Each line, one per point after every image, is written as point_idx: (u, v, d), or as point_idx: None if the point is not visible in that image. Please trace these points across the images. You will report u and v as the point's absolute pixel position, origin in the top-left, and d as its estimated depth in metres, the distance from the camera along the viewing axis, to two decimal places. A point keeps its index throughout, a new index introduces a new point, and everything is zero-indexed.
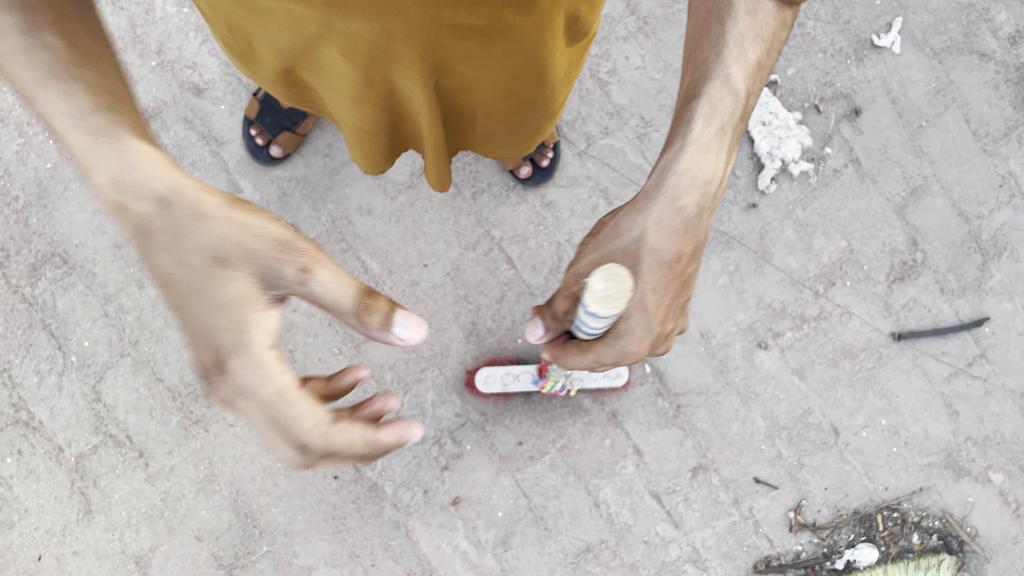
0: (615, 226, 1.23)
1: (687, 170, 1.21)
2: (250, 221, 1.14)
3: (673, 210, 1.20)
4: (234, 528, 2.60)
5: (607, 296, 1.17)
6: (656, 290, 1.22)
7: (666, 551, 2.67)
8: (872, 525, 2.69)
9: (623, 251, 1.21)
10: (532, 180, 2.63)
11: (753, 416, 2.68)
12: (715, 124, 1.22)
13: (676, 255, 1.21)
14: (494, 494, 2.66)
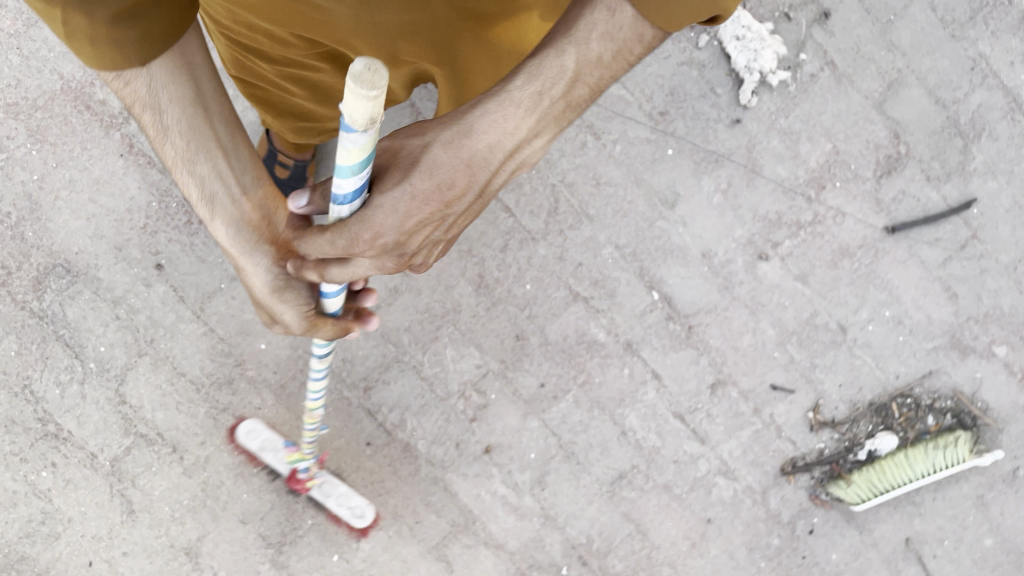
0: (411, 131, 1.38)
1: (496, 113, 1.37)
2: (276, 293, 1.58)
3: (461, 134, 1.36)
4: (277, 507, 2.66)
5: (370, 76, 1.00)
6: (415, 208, 1.37)
7: (696, 467, 2.77)
8: (889, 414, 2.80)
9: (408, 151, 1.37)
10: None
11: (763, 326, 2.75)
12: (530, 88, 1.37)
13: (444, 180, 1.36)
14: (524, 437, 2.73)
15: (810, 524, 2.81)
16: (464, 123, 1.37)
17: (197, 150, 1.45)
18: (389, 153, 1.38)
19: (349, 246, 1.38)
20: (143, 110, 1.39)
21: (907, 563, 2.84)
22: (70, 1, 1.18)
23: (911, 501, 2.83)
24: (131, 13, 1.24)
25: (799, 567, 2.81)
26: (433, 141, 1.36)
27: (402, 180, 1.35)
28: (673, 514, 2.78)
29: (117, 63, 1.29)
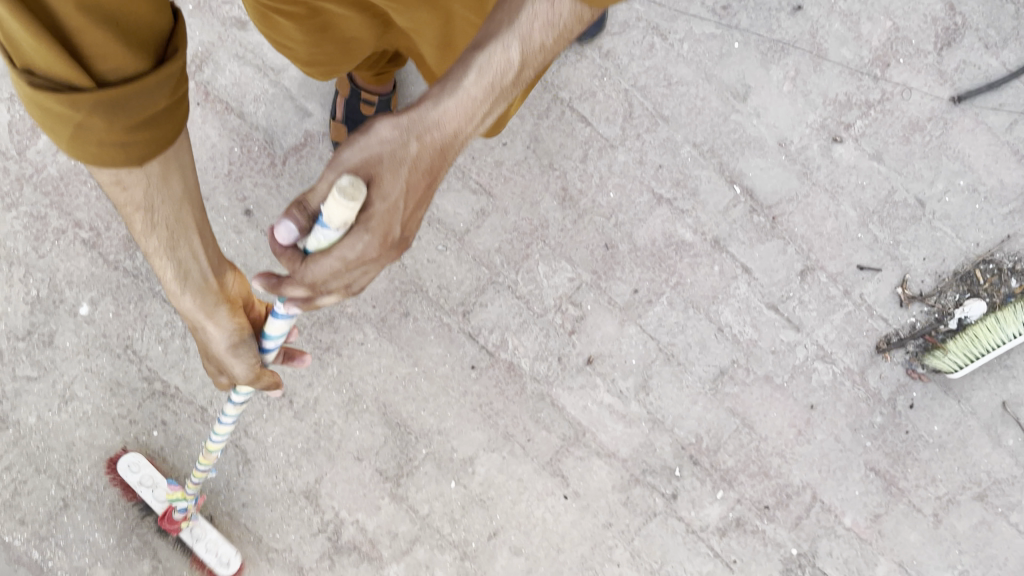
0: (388, 126, 1.33)
1: (461, 102, 1.37)
2: (232, 347, 1.66)
3: (431, 131, 1.36)
4: (390, 441, 2.66)
5: (351, 191, 1.26)
6: (387, 214, 1.40)
7: (794, 355, 2.81)
8: (974, 281, 2.84)
9: (386, 155, 1.34)
10: (587, 34, 2.64)
11: (844, 209, 2.79)
12: (486, 80, 1.37)
13: (421, 174, 1.39)
14: (624, 344, 2.76)
15: (909, 399, 2.85)
16: (427, 122, 1.36)
17: (173, 240, 1.43)
18: (370, 160, 1.33)
19: (365, 252, 1.38)
20: (135, 212, 1.35)
21: (1006, 428, 2.89)
22: (93, 108, 1.13)
23: (1003, 366, 2.89)
24: (142, 122, 1.20)
25: (903, 442, 2.86)
26: (410, 141, 1.35)
27: (387, 186, 1.35)
28: (777, 404, 2.81)
29: (124, 165, 1.23)
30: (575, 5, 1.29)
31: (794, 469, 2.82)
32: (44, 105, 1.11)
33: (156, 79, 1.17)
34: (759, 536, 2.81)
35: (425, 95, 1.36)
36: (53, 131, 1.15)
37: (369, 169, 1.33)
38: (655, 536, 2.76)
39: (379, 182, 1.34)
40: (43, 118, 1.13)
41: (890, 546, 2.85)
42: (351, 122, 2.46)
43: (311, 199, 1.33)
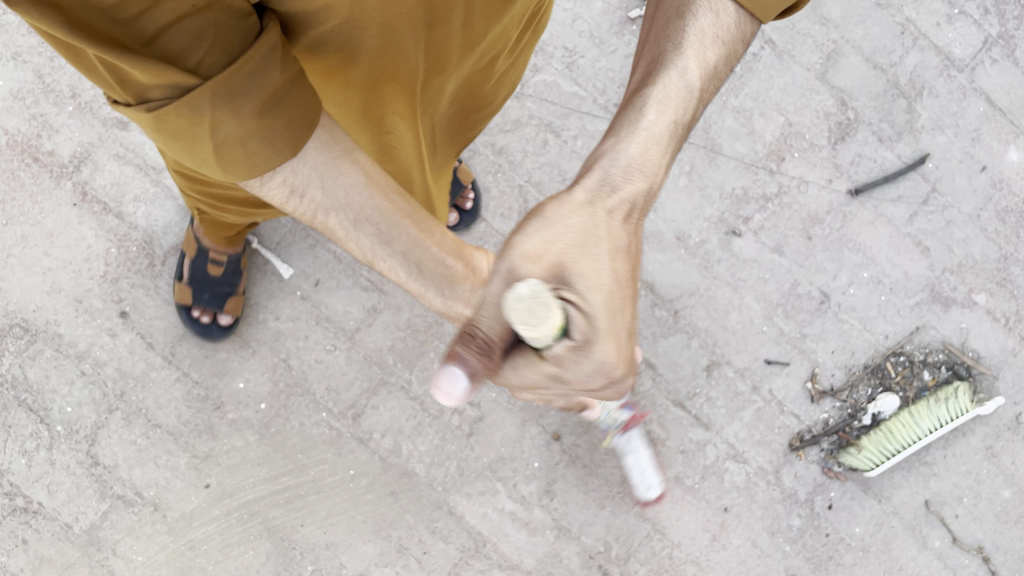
0: (568, 202, 1.19)
1: (628, 158, 1.26)
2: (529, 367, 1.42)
3: (617, 191, 1.23)
4: (273, 558, 2.47)
5: (529, 309, 1.06)
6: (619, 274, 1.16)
7: (705, 455, 2.70)
8: (886, 374, 2.77)
9: (579, 229, 1.16)
10: (462, 224, 2.63)
11: (747, 302, 2.74)
12: (667, 114, 1.28)
13: (625, 250, 1.19)
14: (525, 446, 2.64)
15: (828, 499, 2.72)
16: (611, 185, 1.23)
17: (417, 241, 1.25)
18: (550, 239, 1.15)
19: (598, 359, 1.15)
20: (320, 218, 1.17)
21: (930, 528, 2.75)
22: (212, 103, 0.95)
23: (923, 462, 2.77)
24: (273, 103, 1.01)
25: (824, 546, 2.71)
26: (595, 210, 1.19)
27: (600, 258, 1.15)
28: (689, 507, 2.68)
29: (282, 160, 1.07)
30: (740, 10, 1.29)
31: None
32: (170, 127, 0.97)
33: (259, 52, 0.96)
34: None
35: (596, 159, 1.26)
36: (202, 157, 1.03)
37: (568, 246, 1.15)
38: None
39: (570, 260, 1.14)
40: (182, 146, 1.02)
41: None
42: (196, 283, 2.40)
43: (479, 322, 1.12)
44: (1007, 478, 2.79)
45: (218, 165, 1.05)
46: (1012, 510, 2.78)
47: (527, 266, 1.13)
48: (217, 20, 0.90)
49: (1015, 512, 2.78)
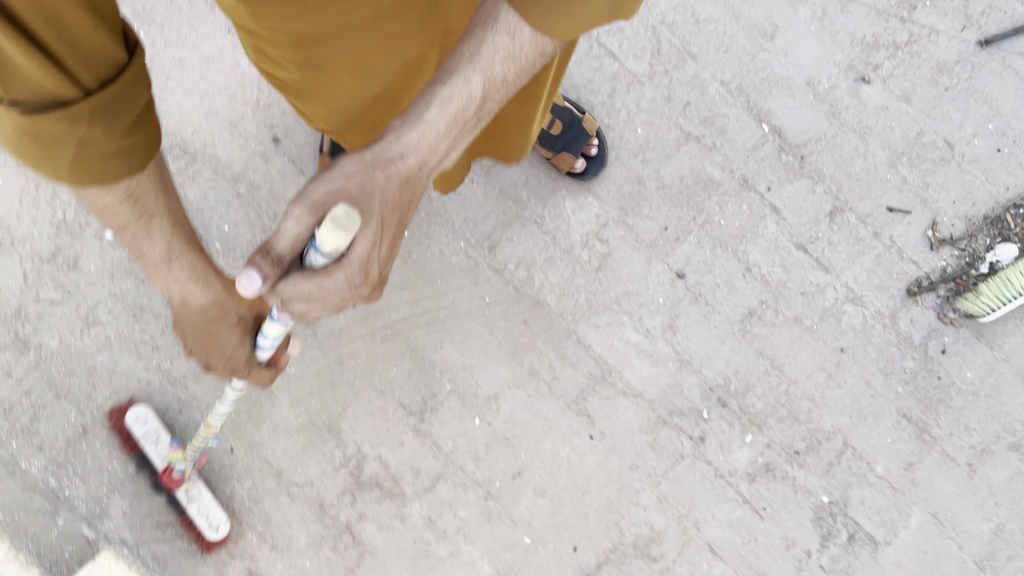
0: (351, 161, 1.27)
1: (422, 135, 1.32)
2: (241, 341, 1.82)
3: (396, 161, 1.30)
4: (415, 375, 2.62)
5: (345, 222, 1.16)
6: (375, 237, 1.29)
7: (824, 297, 2.77)
8: (1005, 226, 2.80)
9: (354, 188, 1.26)
10: (590, 170, 2.69)
11: (873, 149, 2.79)
12: (455, 105, 1.32)
13: (392, 209, 1.31)
14: (651, 282, 2.74)
15: (941, 344, 2.79)
16: (391, 155, 1.30)
17: (161, 237, 1.52)
18: (335, 191, 1.25)
19: (343, 283, 1.27)
20: (126, 205, 1.42)
21: None
22: (94, 117, 1.07)
23: None
24: (137, 120, 1.15)
25: (937, 388, 2.79)
26: (373, 172, 1.28)
27: (368, 219, 1.27)
28: (807, 344, 2.76)
29: (119, 177, 1.19)
30: (536, 33, 1.26)
31: (825, 414, 2.75)
32: (38, 136, 1.04)
33: (133, 76, 1.11)
34: (789, 483, 2.74)
35: (386, 134, 1.31)
36: (51, 165, 1.10)
37: (343, 202, 1.25)
38: (683, 479, 2.71)
39: (349, 210, 1.25)
40: (41, 159, 1.09)
41: (924, 496, 2.78)
42: (336, 157, 2.42)
43: (275, 241, 1.24)
44: None
45: (63, 174, 1.12)
46: None
47: (311, 213, 1.23)
48: (107, 48, 1.04)
49: None
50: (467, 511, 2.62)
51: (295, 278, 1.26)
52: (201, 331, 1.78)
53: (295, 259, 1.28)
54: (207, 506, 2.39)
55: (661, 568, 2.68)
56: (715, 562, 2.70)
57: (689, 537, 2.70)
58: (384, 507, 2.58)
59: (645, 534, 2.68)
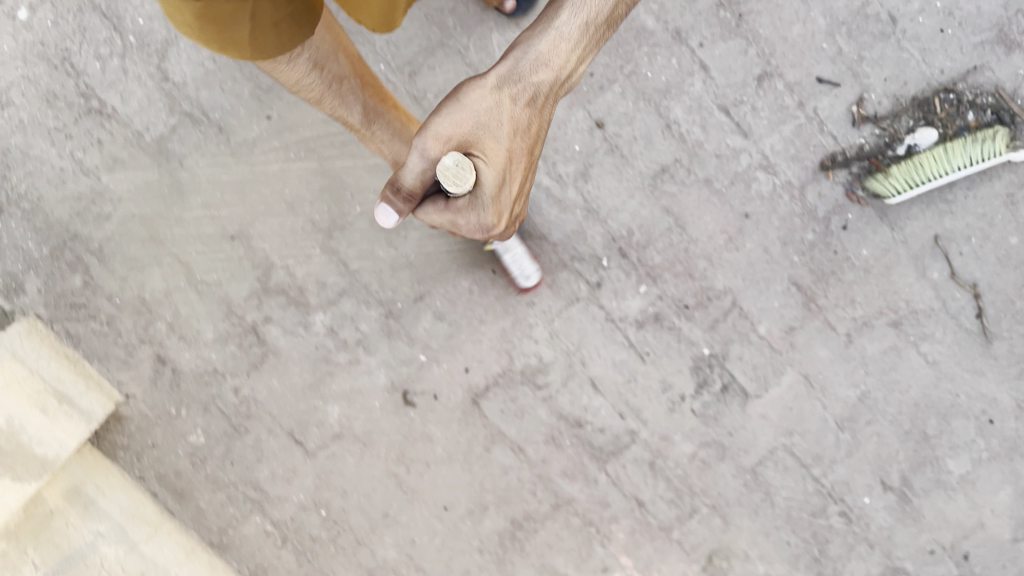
0: (483, 91, 1.79)
1: (538, 56, 1.79)
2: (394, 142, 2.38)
3: (521, 80, 1.80)
4: (325, 194, 2.77)
5: (455, 172, 1.74)
6: (502, 139, 1.81)
7: (738, 162, 2.85)
8: (931, 110, 2.83)
9: (484, 113, 1.80)
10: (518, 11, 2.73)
11: (814, 16, 2.81)
12: (574, 20, 1.76)
13: (522, 124, 1.82)
14: (569, 129, 2.82)
15: (844, 220, 2.89)
16: (521, 73, 1.80)
17: (352, 100, 2.15)
18: (462, 122, 1.79)
19: (480, 217, 1.85)
20: (300, 81, 1.92)
21: (933, 261, 2.95)
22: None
23: (943, 199, 2.92)
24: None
25: (830, 261, 2.92)
26: (501, 97, 1.80)
27: (499, 135, 1.81)
28: (712, 206, 2.87)
29: (280, 32, 1.46)
30: None
31: (719, 274, 2.91)
32: (222, 15, 1.27)
33: None
34: (675, 333, 2.96)
35: (515, 55, 1.80)
36: (229, 41, 1.38)
37: (471, 128, 1.80)
38: (576, 319, 2.93)
39: (474, 138, 1.80)
40: (220, 31, 1.33)
41: (799, 359, 3.00)
42: None
43: (403, 180, 1.77)
44: (1019, 226, 2.94)
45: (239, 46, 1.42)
46: (1013, 256, 2.96)
47: (433, 145, 1.78)
48: None
49: (1016, 258, 2.96)
50: (367, 326, 2.85)
51: (430, 209, 1.81)
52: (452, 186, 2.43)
53: (426, 188, 1.81)
54: (520, 261, 2.80)
55: (544, 396, 2.97)
56: (595, 395, 2.99)
57: (574, 371, 2.96)
58: (290, 314, 2.81)
59: (534, 365, 2.95)
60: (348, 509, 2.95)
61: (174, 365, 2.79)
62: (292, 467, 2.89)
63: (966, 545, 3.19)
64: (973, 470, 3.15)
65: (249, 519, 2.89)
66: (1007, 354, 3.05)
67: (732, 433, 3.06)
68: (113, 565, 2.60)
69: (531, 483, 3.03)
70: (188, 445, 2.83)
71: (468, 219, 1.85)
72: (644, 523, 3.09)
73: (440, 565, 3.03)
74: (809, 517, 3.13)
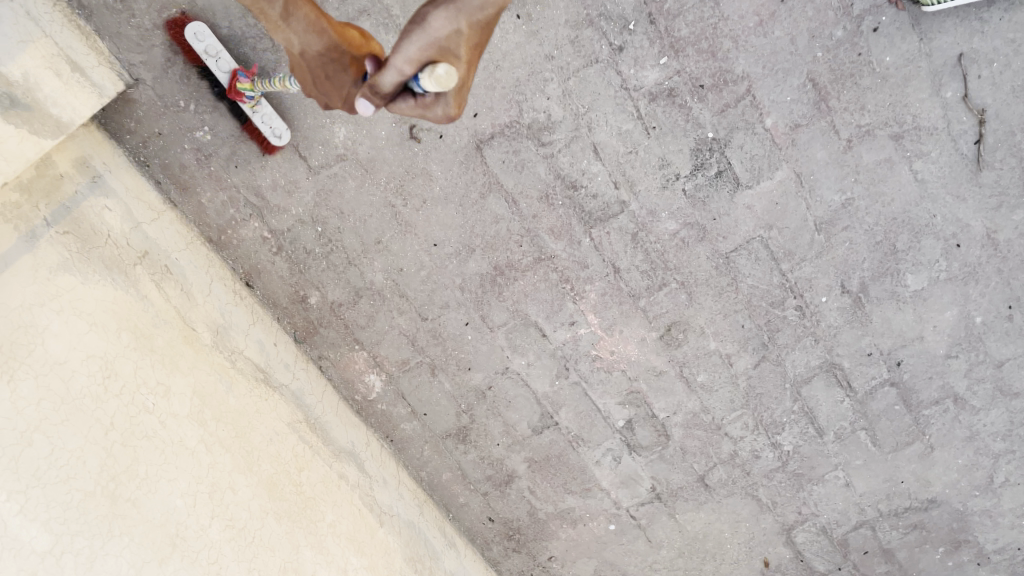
0: (436, 18, 1.61)
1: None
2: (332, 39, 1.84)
3: (477, 6, 1.61)
4: None
5: (444, 80, 1.63)
6: (456, 47, 1.65)
7: None
8: None
9: (441, 35, 1.62)
10: None
11: None
12: None
13: (477, 41, 1.69)
14: None
15: (876, 23, 2.91)
16: (472, 7, 1.62)
17: None
18: (427, 42, 1.62)
19: (446, 110, 1.77)
20: None
21: (950, 80, 2.98)
22: None
23: (979, 18, 2.91)
24: None
25: (850, 62, 2.95)
26: (458, 22, 1.62)
27: (460, 58, 1.67)
28: None
29: None
30: None
31: (741, 57, 2.93)
32: None
33: None
34: (684, 111, 3.00)
35: None
36: None
37: (434, 51, 1.63)
38: (590, 80, 2.96)
39: (442, 56, 1.64)
40: None
41: (796, 157, 3.08)
42: None
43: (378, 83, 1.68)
44: None
45: None
46: None
47: (411, 65, 1.65)
48: None
49: None
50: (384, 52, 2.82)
51: (403, 102, 1.75)
52: (320, 75, 1.92)
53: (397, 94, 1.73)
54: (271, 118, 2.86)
55: (545, 154, 3.06)
56: (594, 162, 3.07)
57: (579, 134, 3.03)
58: None
59: (541, 122, 3.01)
60: (344, 230, 3.10)
61: (184, 59, 2.82)
62: (294, 181, 3.01)
63: (901, 354, 3.52)
64: (927, 287, 3.38)
65: (249, 223, 3.06)
66: (992, 185, 3.17)
67: (716, 219, 3.19)
68: (120, 236, 2.61)
69: (518, 235, 3.18)
70: (194, 142, 2.93)
71: (436, 110, 1.77)
72: (616, 289, 3.31)
73: (422, 296, 3.26)
74: (767, 306, 3.38)
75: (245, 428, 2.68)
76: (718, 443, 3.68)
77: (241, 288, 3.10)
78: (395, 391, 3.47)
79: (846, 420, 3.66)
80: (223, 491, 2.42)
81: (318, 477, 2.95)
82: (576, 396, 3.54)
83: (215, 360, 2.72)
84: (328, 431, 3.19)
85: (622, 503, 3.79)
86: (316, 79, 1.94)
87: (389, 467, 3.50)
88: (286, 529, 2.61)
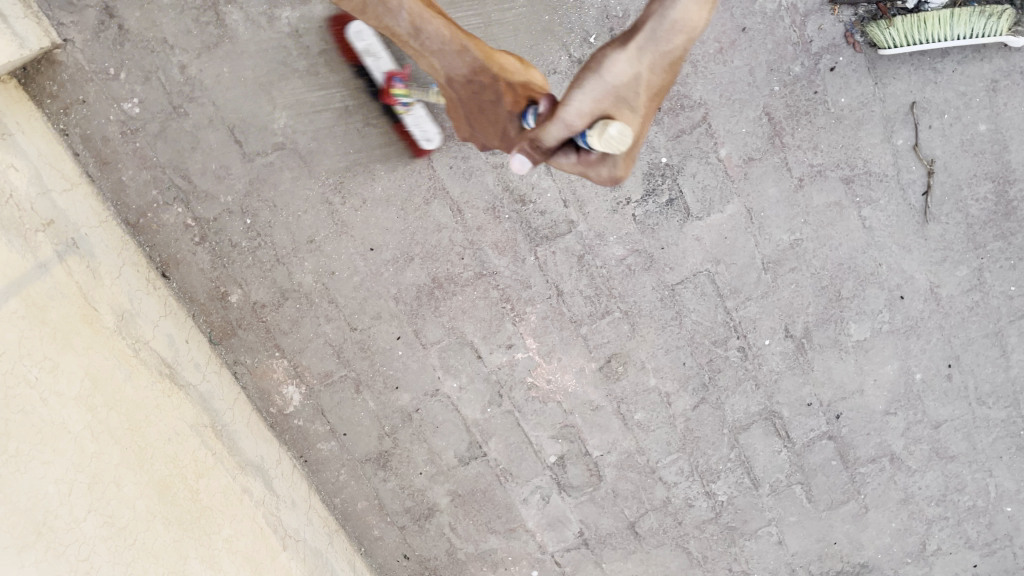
0: (610, 65, 1.46)
1: (667, 45, 1.48)
2: (472, 72, 1.74)
3: (659, 48, 1.47)
4: None
5: (617, 140, 1.42)
6: (630, 100, 1.48)
7: None
8: None
9: (622, 83, 1.47)
10: None
11: None
12: None
13: (658, 87, 1.52)
14: None
15: (833, 63, 2.92)
16: (654, 49, 1.47)
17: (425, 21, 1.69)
18: (600, 95, 1.47)
19: (612, 171, 1.58)
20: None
21: (902, 127, 3.00)
22: None
23: (932, 67, 2.96)
24: None
25: (807, 98, 2.94)
26: (640, 66, 1.47)
27: (635, 108, 1.49)
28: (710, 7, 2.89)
29: None
30: None
31: (698, 84, 2.91)
32: None
33: None
34: None
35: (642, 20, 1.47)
36: None
37: (610, 100, 1.48)
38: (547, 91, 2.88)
39: (613, 109, 1.48)
40: None
41: (748, 191, 3.04)
42: None
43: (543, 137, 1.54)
44: (991, 114, 3.02)
45: None
46: (976, 143, 3.05)
47: (578, 118, 1.48)
48: None
49: (978, 146, 3.05)
50: (335, 39, 2.74)
51: (564, 159, 1.59)
52: (472, 108, 1.81)
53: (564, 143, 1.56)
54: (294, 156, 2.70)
55: (495, 163, 2.96)
56: (544, 176, 2.99)
57: None
58: (255, 2, 2.69)
59: None
60: (275, 225, 2.92)
61: (120, 22, 2.67)
62: (226, 167, 2.82)
63: (840, 407, 3.44)
64: (870, 339, 3.33)
65: (171, 207, 2.86)
66: (937, 238, 3.18)
67: (664, 248, 3.11)
68: (24, 198, 2.39)
69: (460, 247, 3.04)
70: (122, 113, 2.74)
71: (619, 169, 1.58)
72: (557, 312, 3.18)
73: (353, 304, 3.08)
74: (709, 344, 3.28)
75: (140, 422, 2.44)
76: (651, 488, 3.50)
77: (156, 278, 2.89)
78: (314, 406, 3.23)
79: (782, 472, 3.52)
80: (105, 484, 2.18)
81: (219, 487, 2.69)
82: (508, 426, 3.36)
83: (115, 345, 2.49)
84: (235, 441, 2.93)
85: (547, 547, 3.52)
86: (469, 114, 1.82)
87: (299, 489, 3.23)
88: (175, 536, 2.35)
